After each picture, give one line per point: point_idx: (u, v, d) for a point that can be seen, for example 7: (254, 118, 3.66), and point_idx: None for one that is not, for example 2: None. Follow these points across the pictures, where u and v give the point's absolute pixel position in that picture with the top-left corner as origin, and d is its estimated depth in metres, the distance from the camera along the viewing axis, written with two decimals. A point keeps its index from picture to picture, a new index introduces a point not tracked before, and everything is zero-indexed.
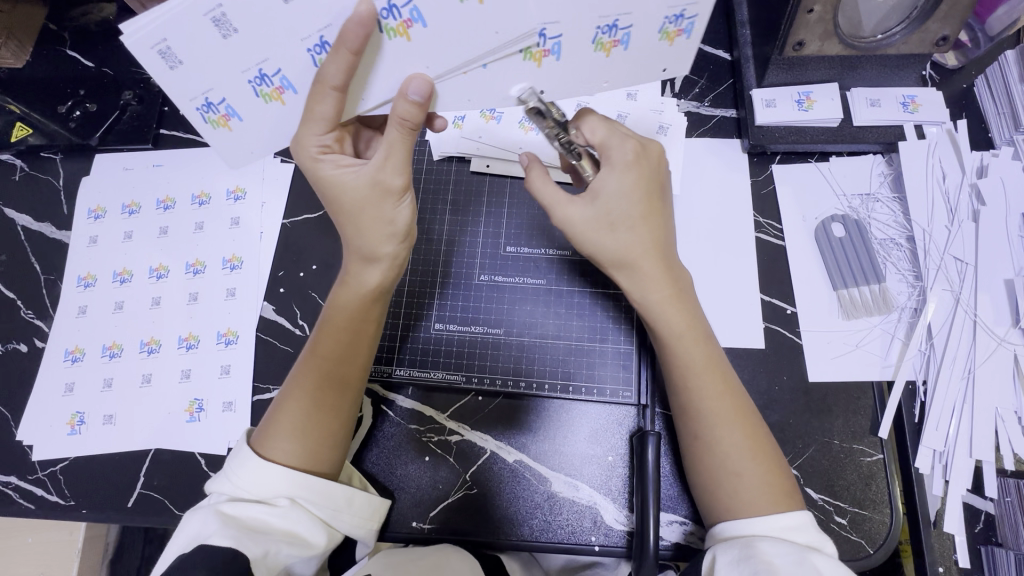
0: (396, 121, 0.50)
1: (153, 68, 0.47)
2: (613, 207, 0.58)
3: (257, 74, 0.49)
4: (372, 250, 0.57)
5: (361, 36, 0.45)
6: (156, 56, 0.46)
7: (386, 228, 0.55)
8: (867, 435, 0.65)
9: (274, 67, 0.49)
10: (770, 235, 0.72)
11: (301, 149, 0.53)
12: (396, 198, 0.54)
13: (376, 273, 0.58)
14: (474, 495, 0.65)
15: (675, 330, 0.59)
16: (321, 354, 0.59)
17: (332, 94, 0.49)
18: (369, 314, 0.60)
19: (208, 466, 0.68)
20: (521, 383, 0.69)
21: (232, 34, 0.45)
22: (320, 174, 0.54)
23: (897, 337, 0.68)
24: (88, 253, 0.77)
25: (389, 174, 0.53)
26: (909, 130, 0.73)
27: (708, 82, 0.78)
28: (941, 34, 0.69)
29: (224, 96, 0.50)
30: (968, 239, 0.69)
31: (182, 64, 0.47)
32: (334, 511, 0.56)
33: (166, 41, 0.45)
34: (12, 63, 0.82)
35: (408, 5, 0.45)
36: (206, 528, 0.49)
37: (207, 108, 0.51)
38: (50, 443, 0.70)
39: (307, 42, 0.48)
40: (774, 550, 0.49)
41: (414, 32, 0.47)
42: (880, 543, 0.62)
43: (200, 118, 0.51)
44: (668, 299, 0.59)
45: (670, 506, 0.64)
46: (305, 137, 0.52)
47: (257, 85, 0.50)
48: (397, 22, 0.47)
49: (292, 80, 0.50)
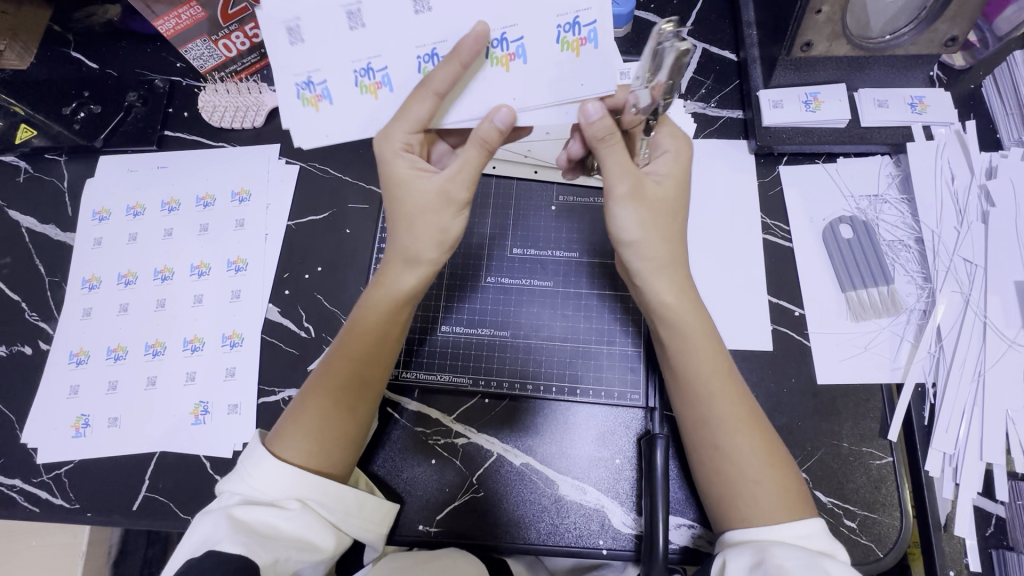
0: (478, 142, 0.51)
1: (273, 40, 0.48)
2: (675, 199, 0.58)
3: (366, 66, 0.50)
4: (414, 253, 0.56)
5: (472, 52, 0.47)
6: (282, 31, 0.47)
7: (437, 235, 0.55)
8: (876, 437, 0.65)
9: (383, 65, 0.50)
10: (778, 236, 0.72)
11: (384, 141, 0.53)
12: (456, 210, 0.55)
13: (413, 276, 0.57)
14: (481, 498, 0.65)
15: (691, 337, 0.58)
16: (348, 357, 0.58)
17: (432, 99, 0.49)
18: (398, 319, 0.59)
19: (213, 469, 0.67)
20: (528, 386, 0.68)
21: (360, 28, 0.48)
22: (393, 169, 0.54)
23: (906, 339, 0.67)
24: (93, 254, 0.77)
25: (456, 185, 0.54)
26: (917, 130, 0.73)
27: (715, 83, 0.78)
28: (949, 35, 0.69)
29: (326, 78, 0.50)
30: (977, 239, 0.69)
31: (303, 43, 0.48)
32: (344, 514, 0.56)
33: (298, 19, 0.47)
34: (17, 64, 0.82)
35: (518, 42, 0.48)
36: (215, 533, 0.49)
37: (306, 86, 0.50)
38: (53, 446, 0.69)
39: (420, 50, 0.49)
40: (785, 555, 0.49)
41: (515, 65, 0.50)
42: (890, 546, 0.61)
43: (294, 94, 0.51)
44: (688, 306, 0.59)
45: (678, 510, 0.63)
46: (392, 130, 0.52)
47: (360, 76, 0.50)
48: (503, 53, 0.49)
49: (395, 80, 0.51)
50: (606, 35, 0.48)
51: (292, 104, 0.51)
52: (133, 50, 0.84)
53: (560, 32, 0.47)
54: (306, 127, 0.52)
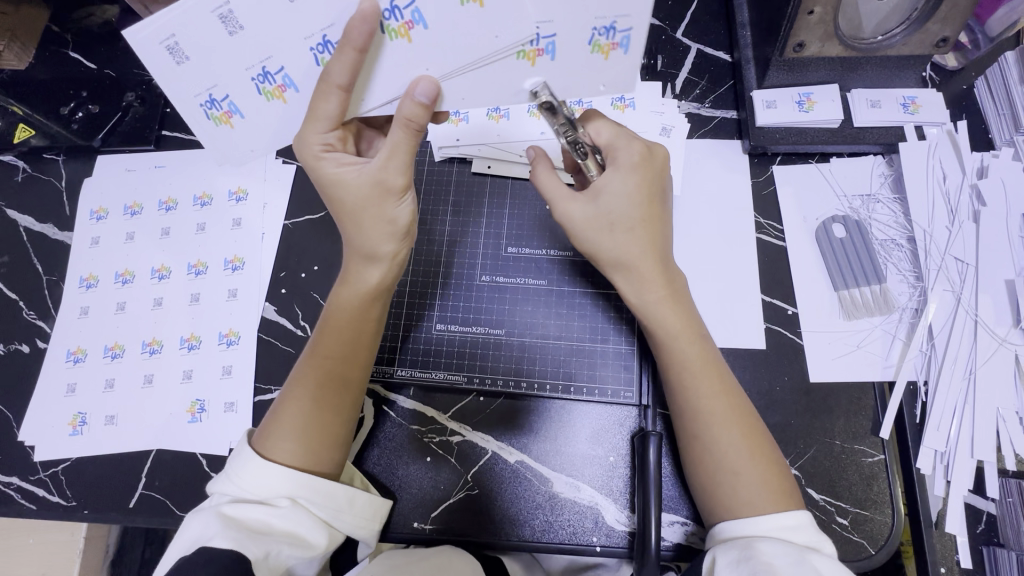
0: (401, 122, 0.50)
1: (160, 63, 0.48)
2: (615, 207, 0.59)
3: (260, 71, 0.50)
4: (372, 248, 0.58)
5: (364, 33, 0.46)
6: (163, 52, 0.47)
7: (386, 227, 0.56)
8: (868, 435, 0.65)
9: (278, 65, 0.50)
10: (771, 236, 0.73)
11: (304, 146, 0.53)
12: (397, 197, 0.55)
13: (376, 271, 0.59)
14: (475, 496, 0.65)
15: (671, 331, 0.60)
16: (322, 354, 0.59)
17: (337, 93, 0.49)
18: (370, 313, 0.60)
19: (209, 466, 0.68)
20: (522, 383, 0.69)
21: (239, 31, 0.46)
22: (321, 172, 0.55)
23: (898, 337, 0.68)
24: (90, 253, 0.77)
25: (391, 173, 0.54)
26: (909, 131, 0.73)
27: (708, 83, 0.79)
28: (941, 36, 0.69)
29: (227, 93, 0.51)
30: (968, 239, 0.69)
31: (188, 60, 0.48)
32: (335, 511, 0.56)
33: (174, 37, 0.46)
34: (15, 65, 0.83)
35: (409, 7, 0.46)
36: (208, 529, 0.49)
37: (211, 104, 0.52)
38: (50, 444, 0.70)
39: (310, 41, 0.48)
40: (773, 550, 0.49)
41: (414, 33, 0.48)
42: (882, 544, 0.62)
43: (203, 115, 0.52)
44: (663, 300, 0.60)
45: (671, 507, 0.64)
46: (309, 135, 0.52)
47: (260, 82, 0.50)
48: (399, 24, 0.47)
49: (295, 78, 0.51)
50: (638, 41, 0.51)
51: (205, 125, 0.53)
52: (131, 50, 0.84)
53: None
54: (223, 140, 0.54)
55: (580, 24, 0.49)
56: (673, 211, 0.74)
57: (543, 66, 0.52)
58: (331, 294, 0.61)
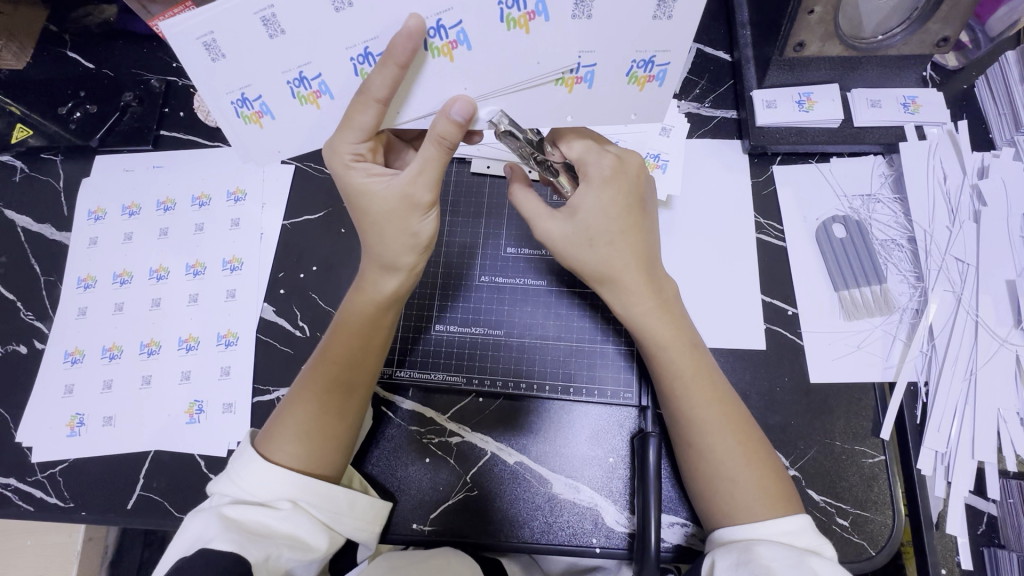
0: (435, 138, 0.50)
1: (194, 61, 0.46)
2: (593, 224, 0.59)
3: (298, 75, 0.49)
4: (391, 259, 0.57)
5: (409, 50, 0.45)
6: (200, 48, 0.46)
7: (407, 240, 0.56)
8: (868, 436, 0.65)
9: (316, 71, 0.49)
10: (771, 236, 0.72)
11: (335, 155, 0.53)
12: (422, 213, 0.54)
13: (393, 281, 0.58)
14: (474, 497, 0.65)
15: (659, 339, 0.59)
16: (331, 360, 0.59)
17: (375, 106, 0.48)
18: (382, 319, 0.60)
19: (207, 467, 0.68)
20: (522, 384, 0.69)
21: (280, 35, 0.46)
22: (350, 181, 0.54)
23: (898, 337, 0.68)
24: (88, 254, 0.77)
25: (419, 188, 0.53)
26: (909, 130, 0.73)
27: (709, 83, 0.79)
28: (941, 35, 0.69)
29: (260, 93, 0.50)
30: (969, 239, 0.69)
31: (225, 58, 0.47)
32: (335, 513, 0.56)
33: (212, 34, 0.45)
34: (13, 64, 0.82)
35: (456, 27, 0.47)
36: (207, 531, 0.49)
37: (242, 103, 0.50)
38: (48, 445, 0.69)
39: (352, 52, 0.48)
40: (772, 553, 0.49)
41: (458, 53, 0.48)
42: (882, 545, 0.61)
43: (233, 113, 0.51)
44: (653, 310, 0.60)
45: (670, 508, 0.64)
46: (340, 144, 0.52)
47: (296, 86, 0.50)
48: (443, 42, 0.48)
49: (331, 86, 0.51)
50: (674, 74, 0.53)
51: (235, 124, 0.52)
52: (129, 50, 0.84)
53: (505, 8, 0.46)
54: (251, 139, 0.54)
55: (620, 56, 0.51)
56: (672, 211, 0.74)
57: (580, 94, 0.54)
58: (345, 301, 0.61)
